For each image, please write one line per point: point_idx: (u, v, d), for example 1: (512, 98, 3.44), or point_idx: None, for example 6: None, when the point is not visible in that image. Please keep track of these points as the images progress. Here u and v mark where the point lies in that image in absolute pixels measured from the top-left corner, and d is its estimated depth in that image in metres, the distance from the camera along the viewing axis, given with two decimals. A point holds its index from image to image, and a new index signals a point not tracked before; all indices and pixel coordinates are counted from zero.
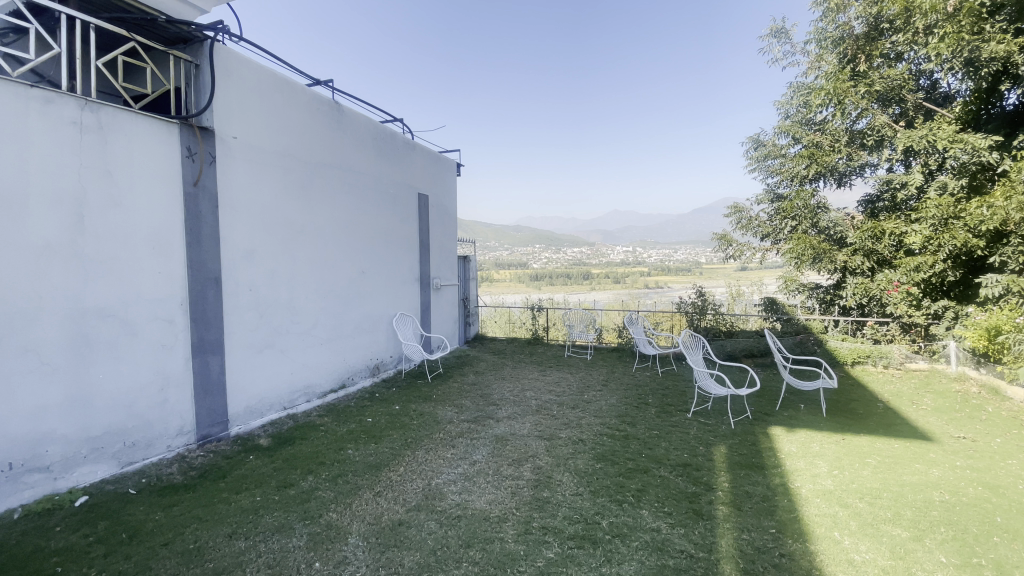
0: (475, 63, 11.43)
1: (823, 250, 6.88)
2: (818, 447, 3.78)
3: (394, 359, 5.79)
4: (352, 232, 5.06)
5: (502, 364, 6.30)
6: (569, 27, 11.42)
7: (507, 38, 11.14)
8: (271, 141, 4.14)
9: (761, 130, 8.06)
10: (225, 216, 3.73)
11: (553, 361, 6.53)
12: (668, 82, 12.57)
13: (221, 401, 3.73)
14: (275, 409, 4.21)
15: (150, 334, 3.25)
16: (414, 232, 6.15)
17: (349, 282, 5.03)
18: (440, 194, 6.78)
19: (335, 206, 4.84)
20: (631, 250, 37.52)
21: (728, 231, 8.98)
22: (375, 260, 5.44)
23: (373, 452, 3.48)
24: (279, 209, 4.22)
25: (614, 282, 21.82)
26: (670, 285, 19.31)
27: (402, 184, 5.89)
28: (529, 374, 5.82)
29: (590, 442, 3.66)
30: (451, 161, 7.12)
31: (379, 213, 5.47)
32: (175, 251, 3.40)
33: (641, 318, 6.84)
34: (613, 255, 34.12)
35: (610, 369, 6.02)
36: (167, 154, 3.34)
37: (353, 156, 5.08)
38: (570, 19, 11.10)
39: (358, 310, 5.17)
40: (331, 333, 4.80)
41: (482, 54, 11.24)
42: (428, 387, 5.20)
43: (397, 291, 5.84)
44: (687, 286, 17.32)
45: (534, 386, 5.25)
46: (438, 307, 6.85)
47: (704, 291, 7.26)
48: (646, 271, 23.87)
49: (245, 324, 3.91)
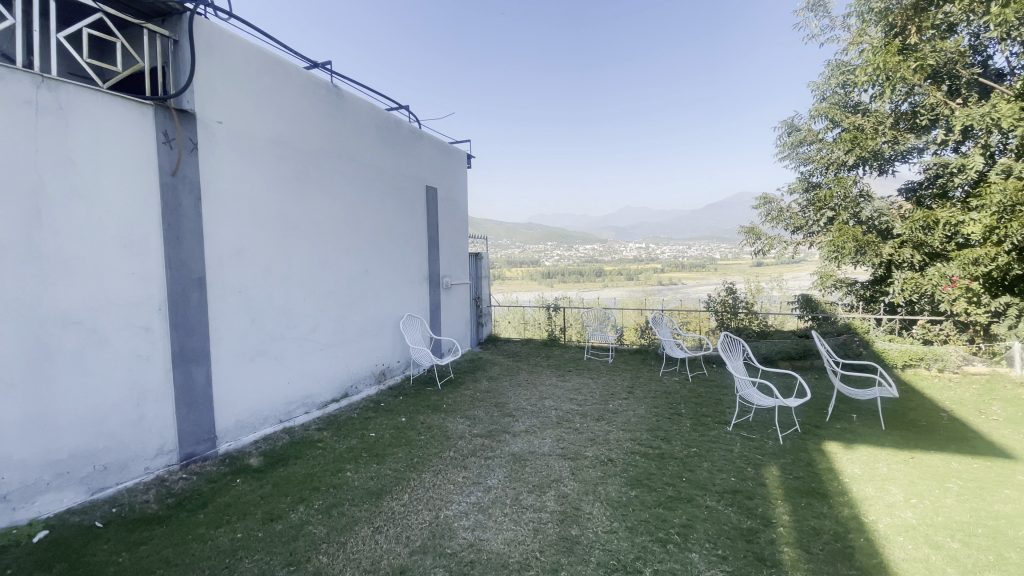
0: (488, 56, 11.11)
1: (866, 242, 6.26)
2: (886, 469, 3.27)
3: (402, 365, 5.38)
4: (354, 228, 4.67)
5: (518, 369, 5.86)
6: (569, 26, 11.20)
7: (519, 29, 10.78)
8: (263, 127, 3.75)
9: (796, 114, 7.50)
10: (209, 210, 3.34)
11: (572, 365, 6.07)
12: (686, 66, 11.95)
13: (208, 416, 3.35)
14: (270, 423, 3.82)
15: (123, 343, 2.87)
16: (422, 228, 5.73)
17: (351, 282, 4.63)
18: (449, 188, 6.36)
19: (335, 200, 4.44)
20: (644, 247, 36.84)
21: (756, 224, 8.45)
22: (380, 258, 5.03)
23: (374, 474, 3.07)
24: (272, 202, 3.83)
25: (628, 279, 21.25)
26: (686, 282, 18.68)
27: (409, 176, 5.47)
28: (547, 380, 5.37)
29: (620, 464, 3.21)
30: (461, 152, 6.70)
31: (384, 207, 5.07)
32: (152, 250, 3.01)
33: (666, 317, 6.31)
34: (627, 252, 33.53)
35: (634, 374, 5.56)
36: (140, 140, 2.95)
37: (355, 146, 4.68)
38: (570, 17, 10.90)
39: (362, 313, 4.77)
40: (333, 338, 4.41)
41: (494, 46, 10.89)
42: (437, 395, 4.78)
43: (405, 291, 5.43)
44: (705, 283, 16.73)
45: (554, 395, 4.79)
46: (449, 307, 6.44)
47: (735, 288, 6.76)
48: (660, 268, 23.24)
49: (235, 329, 3.52)
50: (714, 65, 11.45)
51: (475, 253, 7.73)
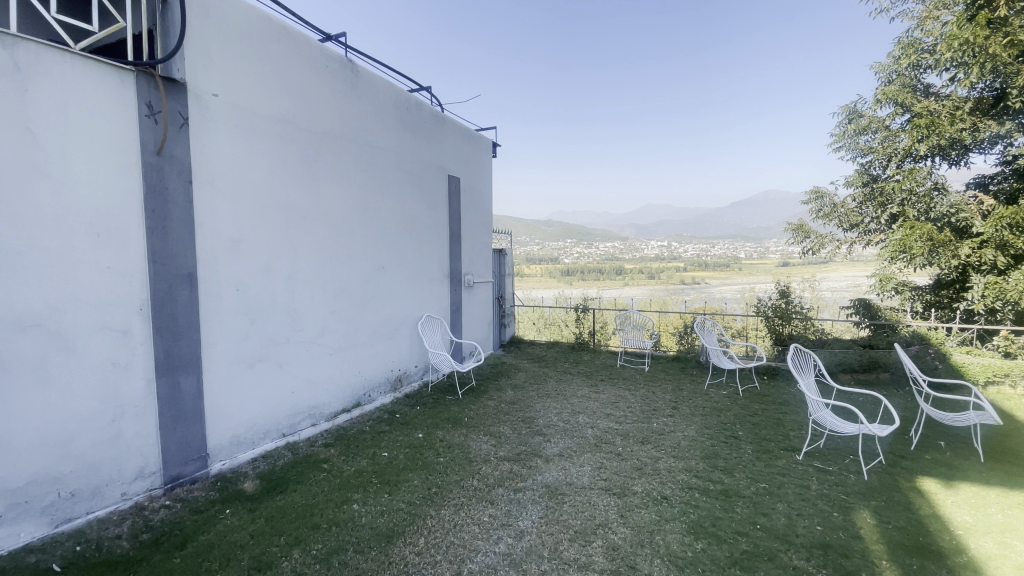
0: None
1: (941, 241, 5.55)
2: (1004, 518, 2.67)
3: (420, 371, 4.89)
4: (370, 220, 4.20)
5: (545, 376, 5.33)
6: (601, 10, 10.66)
7: None
8: (266, 103, 3.30)
9: (859, 98, 6.72)
10: (203, 196, 2.91)
11: (605, 373, 5.53)
12: (730, 41, 11.11)
13: (198, 432, 2.92)
14: (271, 438, 3.38)
15: (96, 348, 2.44)
16: (443, 221, 5.25)
17: (366, 279, 4.16)
18: (473, 178, 5.87)
19: (349, 188, 3.97)
20: (667, 245, 35.95)
21: (805, 220, 7.87)
22: (398, 253, 4.56)
23: (384, 508, 2.60)
24: (276, 189, 3.38)
25: (651, 277, 20.58)
26: (710, 281, 18.06)
27: (430, 164, 4.99)
28: (579, 391, 4.83)
29: (677, 504, 2.67)
30: (486, 140, 6.20)
31: (402, 197, 4.60)
32: (132, 240, 2.58)
33: (710, 321, 5.62)
34: (649, 249, 32.72)
35: (677, 387, 5.02)
36: (119, 112, 2.53)
37: (373, 129, 4.21)
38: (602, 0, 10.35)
39: (377, 313, 4.30)
40: (344, 342, 3.94)
41: None
42: (458, 406, 4.29)
43: (424, 290, 4.96)
44: (734, 281, 16.05)
45: (589, 409, 4.26)
46: (471, 307, 5.95)
47: (785, 289, 5.95)
48: (685, 265, 22.52)
49: (230, 333, 3.08)
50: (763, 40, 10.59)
51: (499, 249, 7.22)
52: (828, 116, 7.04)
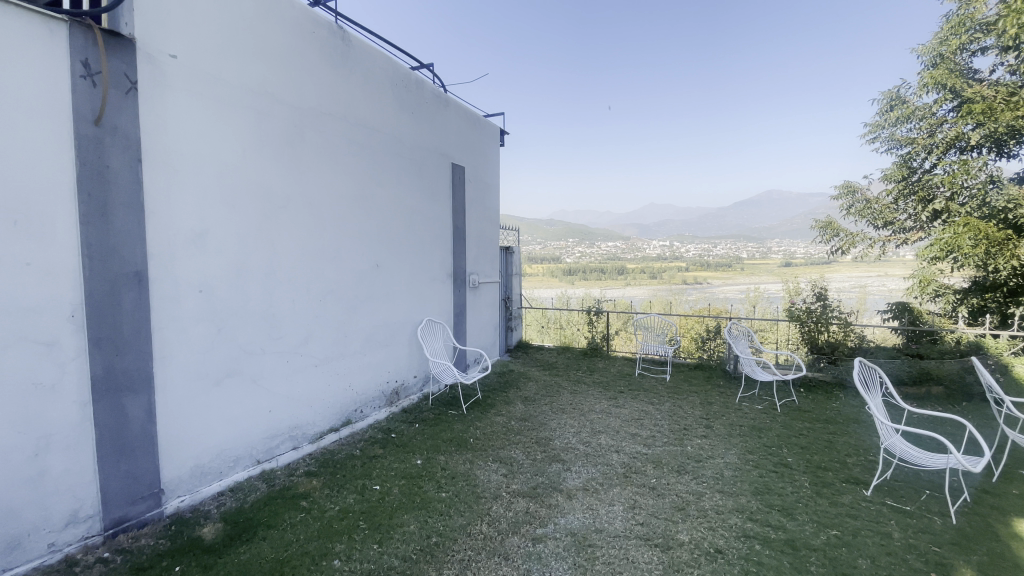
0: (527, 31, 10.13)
1: (997, 241, 5.05)
2: None
3: (419, 381, 4.37)
4: (365, 212, 3.68)
5: (558, 386, 4.81)
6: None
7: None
8: (238, 70, 2.78)
9: (903, 83, 6.22)
10: (156, 178, 2.38)
11: (623, 384, 5.01)
12: (748, 30, 10.56)
13: (151, 464, 2.41)
14: (243, 466, 2.87)
15: (10, 365, 1.91)
16: (446, 214, 4.71)
17: (359, 279, 3.63)
18: (478, 167, 5.34)
19: (338, 174, 3.45)
20: (669, 245, 35.41)
21: (835, 217, 7.37)
22: (396, 249, 4.03)
23: (372, 566, 2.07)
24: (252, 173, 2.86)
25: (653, 277, 20.01)
26: (712, 282, 17.70)
27: (433, 149, 4.46)
28: (598, 404, 4.31)
29: (738, 561, 2.14)
30: (493, 127, 5.68)
31: (402, 188, 4.08)
32: (61, 231, 2.04)
33: (744, 328, 5.11)
34: (651, 249, 32.12)
35: (706, 402, 4.50)
36: (45, 69, 1.97)
37: (368, 108, 3.70)
38: None
39: (373, 318, 3.78)
40: (332, 351, 3.42)
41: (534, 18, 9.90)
42: (463, 423, 3.76)
43: (425, 291, 4.43)
44: (737, 282, 15.65)
45: (611, 429, 3.74)
46: (476, 310, 5.43)
47: (824, 293, 5.35)
48: (685, 265, 22.11)
49: (189, 343, 2.56)
50: (782, 27, 10.03)
51: (506, 247, 6.71)
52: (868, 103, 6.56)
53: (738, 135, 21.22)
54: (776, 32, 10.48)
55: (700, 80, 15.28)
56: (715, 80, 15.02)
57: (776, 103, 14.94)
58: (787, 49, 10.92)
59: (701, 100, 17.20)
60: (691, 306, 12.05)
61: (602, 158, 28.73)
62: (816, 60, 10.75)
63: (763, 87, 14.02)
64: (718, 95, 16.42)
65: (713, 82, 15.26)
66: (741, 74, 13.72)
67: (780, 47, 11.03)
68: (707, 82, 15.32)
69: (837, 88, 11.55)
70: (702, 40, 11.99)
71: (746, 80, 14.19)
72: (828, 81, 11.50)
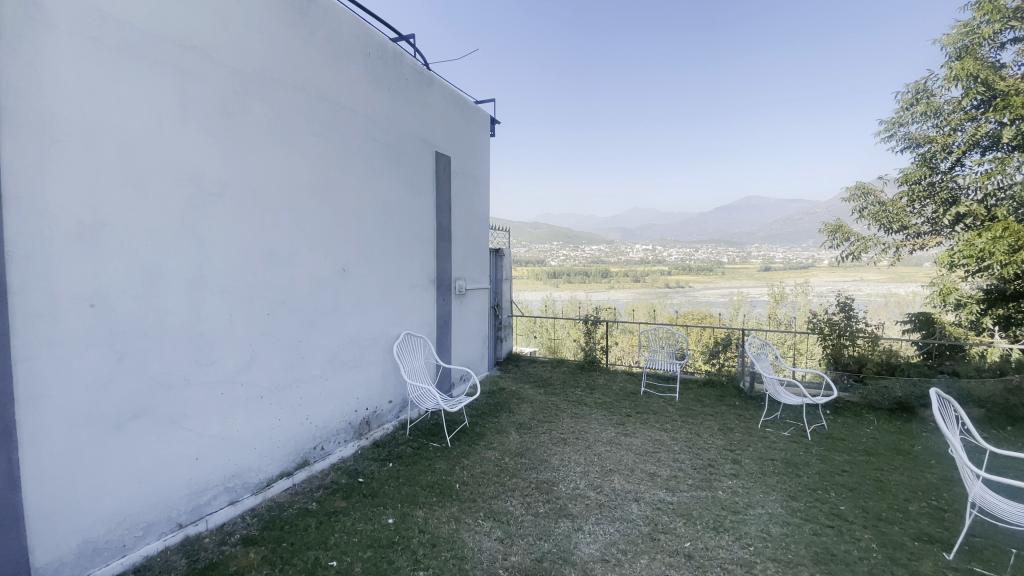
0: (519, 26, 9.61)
1: None
2: None
3: (396, 407, 3.69)
4: (330, 206, 3.02)
5: (556, 409, 4.19)
6: None
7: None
8: (156, 14, 2.09)
9: (929, 75, 5.79)
10: (23, 151, 1.69)
11: (628, 405, 4.41)
12: (747, 31, 10.15)
13: (19, 544, 1.71)
14: (158, 533, 2.17)
15: None
16: (429, 210, 4.06)
17: (320, 288, 2.96)
18: (466, 159, 4.70)
19: (293, 158, 2.76)
20: (651, 249, 35.15)
21: (845, 220, 7.00)
22: (369, 251, 3.36)
23: None
24: (174, 150, 2.17)
25: (637, 281, 19.58)
26: (694, 285, 17.53)
27: (413, 134, 3.81)
28: (605, 433, 3.70)
29: None
30: (482, 115, 5.05)
31: (377, 178, 3.42)
32: None
33: (766, 342, 4.64)
34: (634, 253, 31.76)
35: (727, 429, 3.94)
36: None
37: (334, 80, 3.03)
38: None
39: (339, 334, 3.10)
40: (283, 377, 2.74)
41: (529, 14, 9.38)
42: (447, 461, 3.12)
43: (404, 300, 3.76)
44: (720, 286, 15.47)
45: (624, 466, 3.14)
46: (464, 320, 4.77)
47: (849, 302, 4.91)
48: (669, 269, 21.75)
49: (75, 376, 1.85)
50: (781, 32, 9.72)
51: (496, 249, 6.08)
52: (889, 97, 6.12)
53: (725, 142, 21.11)
54: (771, 37, 10.18)
55: (691, 84, 14.96)
56: (709, 86, 14.71)
57: (769, 111, 14.70)
58: (785, 55, 10.60)
59: (691, 104, 16.92)
60: (676, 310, 11.65)
61: (588, 162, 28.32)
62: (814, 69, 10.44)
63: (755, 93, 13.79)
64: (712, 100, 16.11)
65: (707, 87, 14.94)
66: (737, 79, 13.37)
67: (777, 53, 10.71)
68: (699, 86, 15.00)
69: (832, 99, 11.36)
70: (700, 41, 11.57)
71: (742, 86, 13.88)
72: (823, 91, 11.29)
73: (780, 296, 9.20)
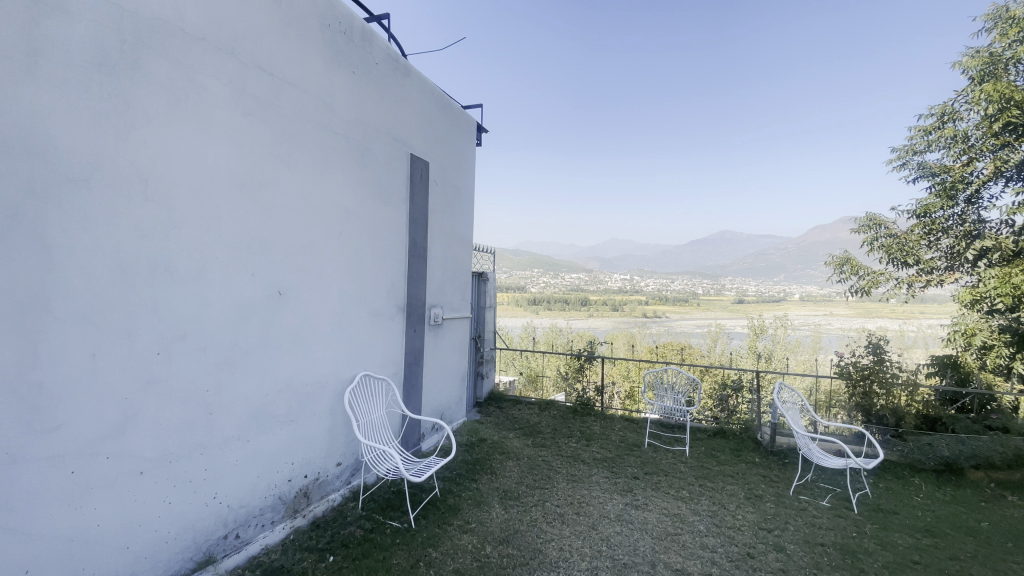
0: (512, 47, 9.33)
1: None
2: None
3: (346, 470, 2.87)
4: (264, 210, 2.28)
5: (548, 469, 3.44)
6: (603, 18, 9.51)
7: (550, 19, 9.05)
8: None
9: (953, 99, 5.46)
10: None
11: (634, 463, 3.68)
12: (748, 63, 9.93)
13: None
14: None
15: None
16: (399, 224, 3.34)
17: (243, 318, 2.18)
18: (447, 167, 4.03)
19: (212, 143, 2.03)
20: (625, 278, 35.26)
21: (853, 252, 6.42)
22: (317, 270, 2.61)
23: None
24: (2, 102, 1.39)
25: (614, 309, 19.24)
26: (671, 316, 17.27)
27: (382, 131, 3.12)
28: (611, 505, 2.96)
29: None
30: (468, 120, 4.42)
31: (332, 179, 2.70)
32: None
33: (794, 395, 3.96)
34: (609, 281, 31.73)
35: (757, 498, 3.24)
36: None
37: (278, 47, 2.33)
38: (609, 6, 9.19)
39: (268, 379, 2.32)
40: (183, 442, 1.93)
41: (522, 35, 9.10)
42: (411, 552, 2.34)
43: (364, 333, 3.01)
44: (697, 317, 15.22)
45: (642, 559, 2.39)
46: (438, 355, 4.01)
47: (880, 344, 4.36)
48: (645, 299, 21.56)
49: None
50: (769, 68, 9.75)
51: (478, 273, 5.37)
52: (910, 121, 5.77)
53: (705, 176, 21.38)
54: (757, 71, 10.22)
55: (674, 115, 15.07)
56: (696, 118, 14.76)
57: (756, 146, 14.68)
58: (773, 90, 10.61)
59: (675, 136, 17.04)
60: (656, 340, 11.08)
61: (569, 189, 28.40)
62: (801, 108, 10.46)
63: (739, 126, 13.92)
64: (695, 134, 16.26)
65: (691, 120, 15.04)
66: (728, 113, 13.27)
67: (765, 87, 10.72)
68: (684, 118, 15.09)
69: (814, 138, 11.46)
70: (699, 65, 11.34)
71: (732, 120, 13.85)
72: (805, 130, 11.38)
73: (764, 329, 8.71)
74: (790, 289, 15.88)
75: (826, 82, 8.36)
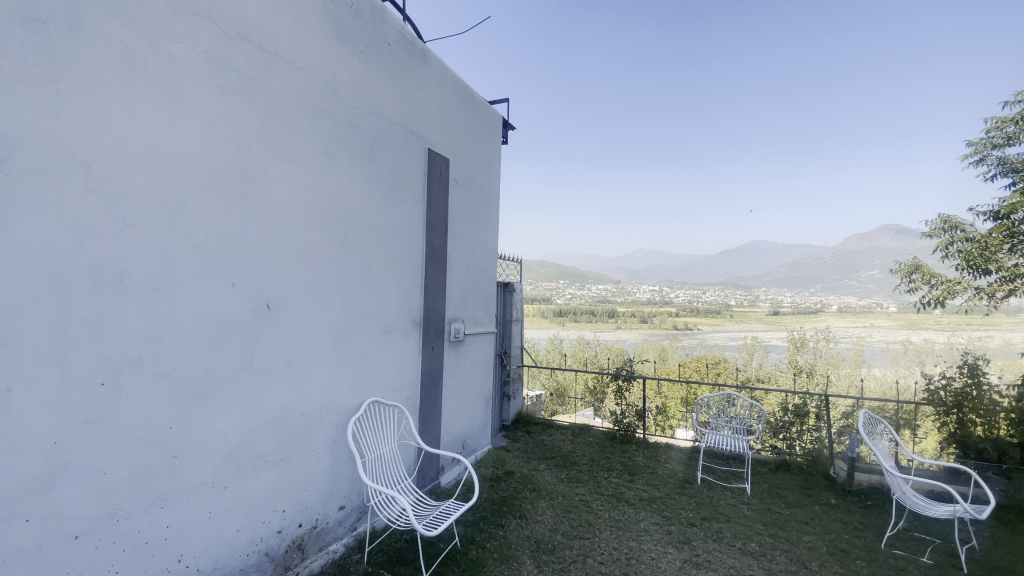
0: None
1: None
2: None
3: (349, 515, 2.45)
4: (248, 207, 1.89)
5: (587, 512, 2.93)
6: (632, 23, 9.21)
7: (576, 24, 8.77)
8: None
9: None
10: None
11: (687, 504, 3.14)
12: (788, 68, 9.42)
13: None
14: None
15: None
16: (415, 227, 2.95)
17: (219, 339, 1.79)
18: (469, 165, 3.63)
19: (183, 127, 1.66)
20: (653, 289, 34.49)
21: (922, 259, 5.79)
22: (315, 280, 2.21)
23: None
24: None
25: (642, 321, 18.68)
26: (703, 328, 16.58)
27: (394, 122, 2.74)
28: (666, 562, 2.43)
29: None
30: (493, 116, 4.03)
31: (334, 173, 2.31)
32: None
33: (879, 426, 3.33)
34: (636, 292, 31.08)
35: (843, 553, 2.66)
36: None
37: (269, 15, 1.96)
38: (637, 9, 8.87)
39: (252, 411, 1.93)
40: (138, 494, 1.54)
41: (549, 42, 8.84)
42: None
43: (372, 353, 2.59)
44: (731, 330, 14.52)
45: None
46: (459, 376, 3.59)
47: (974, 363, 3.69)
48: (674, 311, 20.89)
49: None
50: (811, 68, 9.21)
51: (505, 284, 4.95)
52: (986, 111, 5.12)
53: None
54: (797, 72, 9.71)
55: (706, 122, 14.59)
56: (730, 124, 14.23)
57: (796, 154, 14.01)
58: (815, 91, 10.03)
59: None
60: (689, 355, 10.52)
61: None
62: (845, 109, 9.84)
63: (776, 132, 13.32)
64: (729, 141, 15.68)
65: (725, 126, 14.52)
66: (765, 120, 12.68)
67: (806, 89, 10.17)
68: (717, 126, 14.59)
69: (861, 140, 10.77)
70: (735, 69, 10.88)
71: None
72: None
73: (804, 343, 8.10)
74: (833, 300, 15.01)
75: (879, 79, 7.76)
